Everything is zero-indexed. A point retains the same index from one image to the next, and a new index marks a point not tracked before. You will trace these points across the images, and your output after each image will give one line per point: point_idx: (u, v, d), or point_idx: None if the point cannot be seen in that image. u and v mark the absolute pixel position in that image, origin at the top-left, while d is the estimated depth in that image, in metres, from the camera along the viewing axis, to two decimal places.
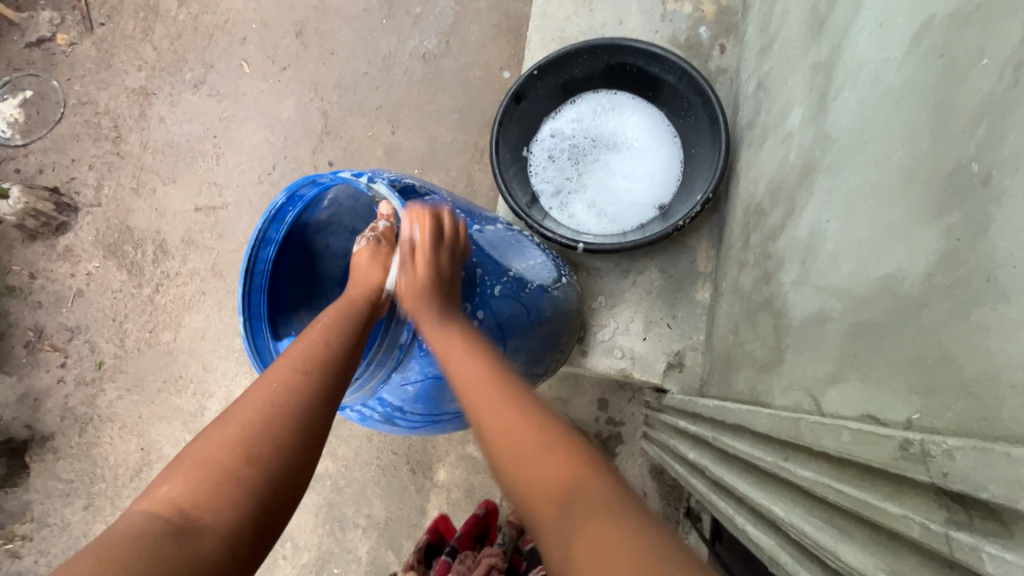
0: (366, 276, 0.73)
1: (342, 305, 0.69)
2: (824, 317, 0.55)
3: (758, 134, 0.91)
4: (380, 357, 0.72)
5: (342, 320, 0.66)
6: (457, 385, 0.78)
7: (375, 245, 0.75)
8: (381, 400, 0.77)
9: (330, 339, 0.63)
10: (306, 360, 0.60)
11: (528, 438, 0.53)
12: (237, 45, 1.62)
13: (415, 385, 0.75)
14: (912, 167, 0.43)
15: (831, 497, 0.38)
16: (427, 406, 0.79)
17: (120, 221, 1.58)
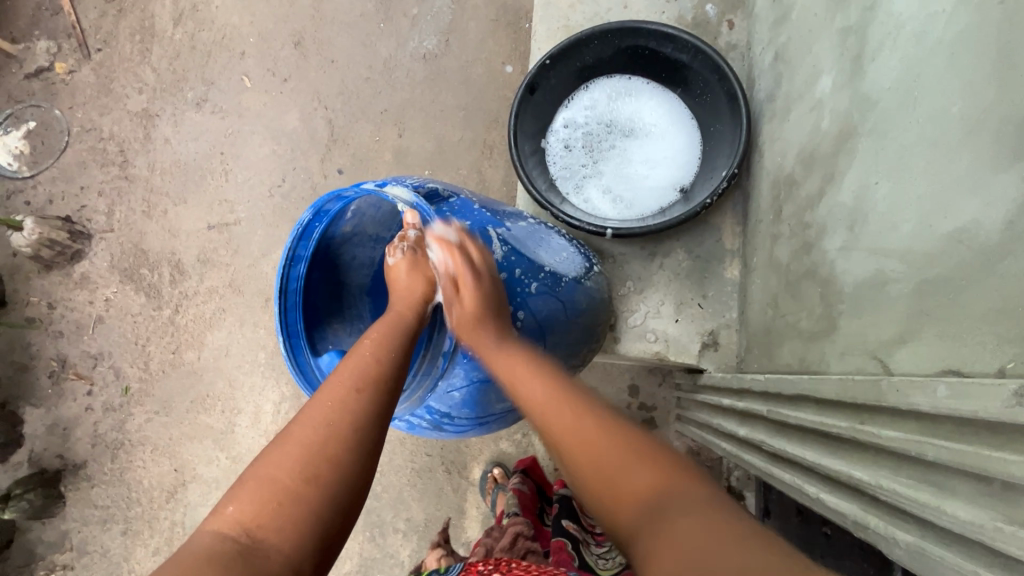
0: (410, 287, 0.72)
1: (388, 322, 0.64)
2: (883, 279, 0.55)
3: (781, 106, 0.91)
4: (425, 367, 0.69)
5: (390, 333, 0.61)
6: (502, 388, 0.73)
7: (412, 256, 0.73)
8: (429, 408, 0.73)
9: (380, 354, 0.58)
10: (359, 377, 0.55)
11: (618, 463, 0.54)
12: (237, 60, 1.61)
13: (463, 391, 0.71)
14: (977, 117, 0.43)
15: (928, 455, 0.37)
16: (475, 410, 0.74)
17: (134, 245, 1.57)
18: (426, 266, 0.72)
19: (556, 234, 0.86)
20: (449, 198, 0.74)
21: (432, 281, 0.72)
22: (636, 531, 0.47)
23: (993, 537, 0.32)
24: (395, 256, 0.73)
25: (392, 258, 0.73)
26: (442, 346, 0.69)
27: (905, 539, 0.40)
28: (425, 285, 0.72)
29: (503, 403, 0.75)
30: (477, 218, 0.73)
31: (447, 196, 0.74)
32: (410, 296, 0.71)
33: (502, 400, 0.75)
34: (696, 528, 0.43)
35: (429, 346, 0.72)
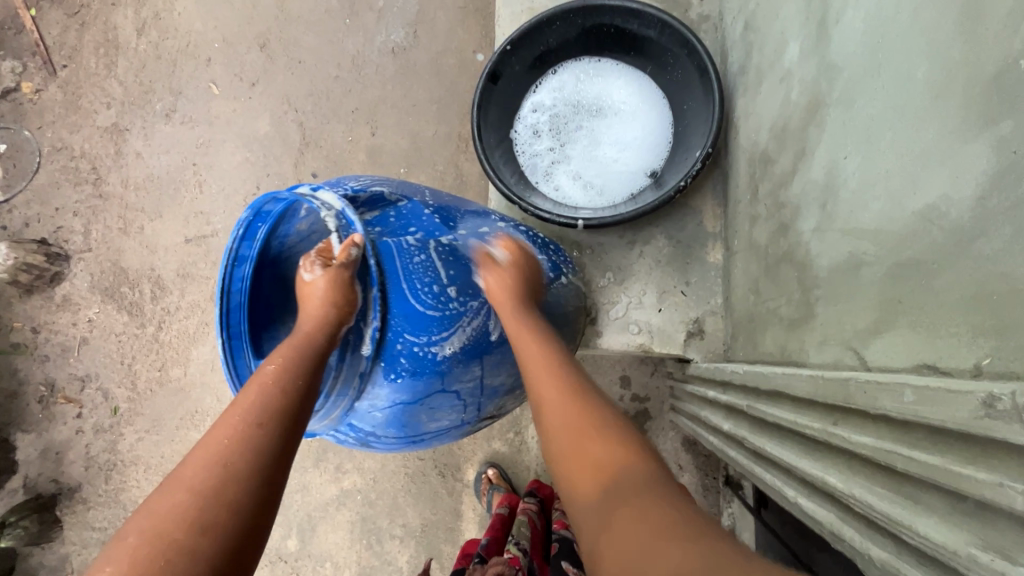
0: (315, 309, 0.59)
1: (290, 343, 0.58)
2: (855, 263, 0.50)
3: (753, 78, 0.85)
4: (339, 388, 0.62)
5: (297, 356, 0.56)
6: (430, 408, 0.66)
7: (333, 275, 0.59)
8: (351, 425, 0.68)
9: (282, 379, 0.54)
10: (260, 410, 0.52)
11: (585, 435, 0.52)
12: (203, 67, 1.57)
13: (385, 412, 0.65)
14: (944, 78, 0.38)
15: (898, 466, 0.33)
16: (403, 429, 0.68)
17: (113, 263, 1.55)
18: (346, 286, 0.60)
19: (524, 239, 0.78)
20: (397, 201, 0.67)
21: (346, 306, 0.60)
22: (588, 510, 0.44)
23: (967, 567, 0.28)
24: (313, 273, 0.61)
25: (308, 273, 0.61)
26: (358, 367, 0.62)
27: (880, 557, 0.36)
28: (336, 307, 0.59)
29: (434, 423, 0.69)
30: (425, 225, 0.65)
31: (396, 200, 0.67)
32: (319, 317, 0.59)
33: (433, 421, 0.68)
34: (647, 511, 0.40)
35: (345, 368, 0.62)
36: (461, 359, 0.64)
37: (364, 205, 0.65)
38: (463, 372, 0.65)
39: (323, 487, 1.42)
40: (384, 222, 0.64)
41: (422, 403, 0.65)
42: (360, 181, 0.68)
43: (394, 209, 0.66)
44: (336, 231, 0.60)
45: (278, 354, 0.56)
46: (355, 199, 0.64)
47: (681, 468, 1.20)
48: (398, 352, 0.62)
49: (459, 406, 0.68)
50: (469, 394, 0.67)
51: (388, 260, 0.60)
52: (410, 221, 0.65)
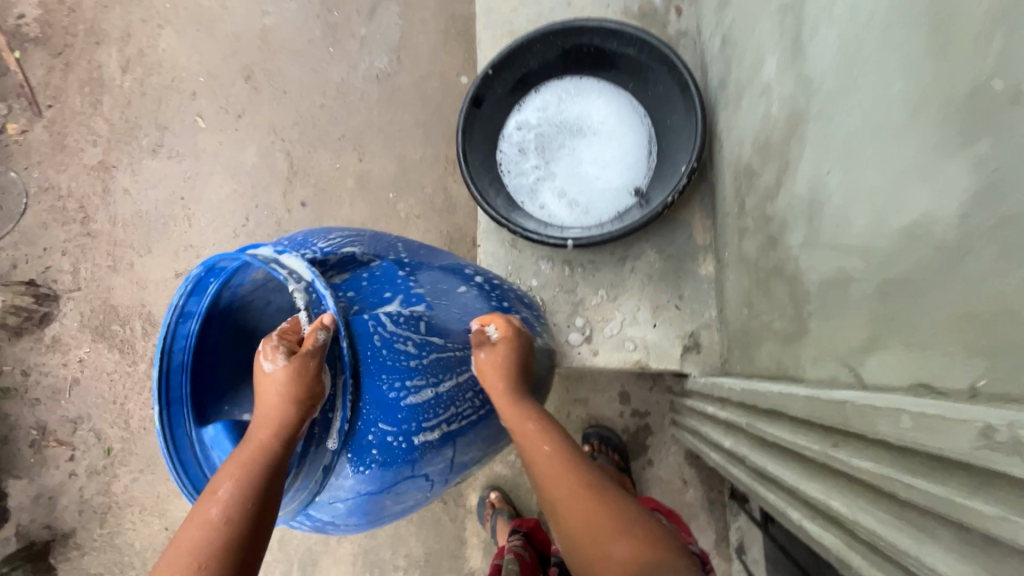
0: (279, 409, 0.51)
1: (238, 462, 0.50)
2: (845, 278, 0.50)
3: (733, 92, 0.86)
4: (299, 483, 0.55)
5: (249, 483, 0.49)
6: (398, 493, 0.62)
7: (300, 363, 0.51)
8: (308, 516, 0.61)
9: (229, 509, 0.48)
10: (202, 551, 0.46)
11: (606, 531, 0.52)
12: (188, 101, 1.57)
13: (348, 503, 0.59)
14: (919, 95, 0.38)
15: (901, 494, 0.32)
16: (364, 516, 0.63)
17: (103, 301, 1.53)
18: (313, 376, 0.52)
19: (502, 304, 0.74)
20: (369, 262, 0.63)
21: (315, 397, 0.53)
22: None
23: None
24: (274, 362, 0.52)
25: (269, 362, 0.52)
26: (322, 460, 0.55)
27: None
28: (299, 403, 0.52)
29: (398, 506, 0.64)
30: (400, 289, 0.61)
31: (368, 261, 0.63)
32: (276, 421, 0.51)
33: (398, 504, 0.64)
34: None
35: (304, 463, 0.55)
36: (435, 444, 0.60)
37: (335, 267, 0.60)
38: (436, 456, 0.61)
39: None
40: (358, 288, 0.59)
41: (390, 490, 0.60)
42: (328, 240, 0.64)
43: (365, 273, 0.62)
44: (303, 309, 0.52)
45: (228, 476, 0.49)
46: (322, 260, 0.60)
47: (685, 483, 1.18)
48: (367, 443, 0.56)
49: (427, 487, 0.64)
50: (439, 475, 0.64)
51: (361, 343, 0.55)
52: (386, 287, 0.61)
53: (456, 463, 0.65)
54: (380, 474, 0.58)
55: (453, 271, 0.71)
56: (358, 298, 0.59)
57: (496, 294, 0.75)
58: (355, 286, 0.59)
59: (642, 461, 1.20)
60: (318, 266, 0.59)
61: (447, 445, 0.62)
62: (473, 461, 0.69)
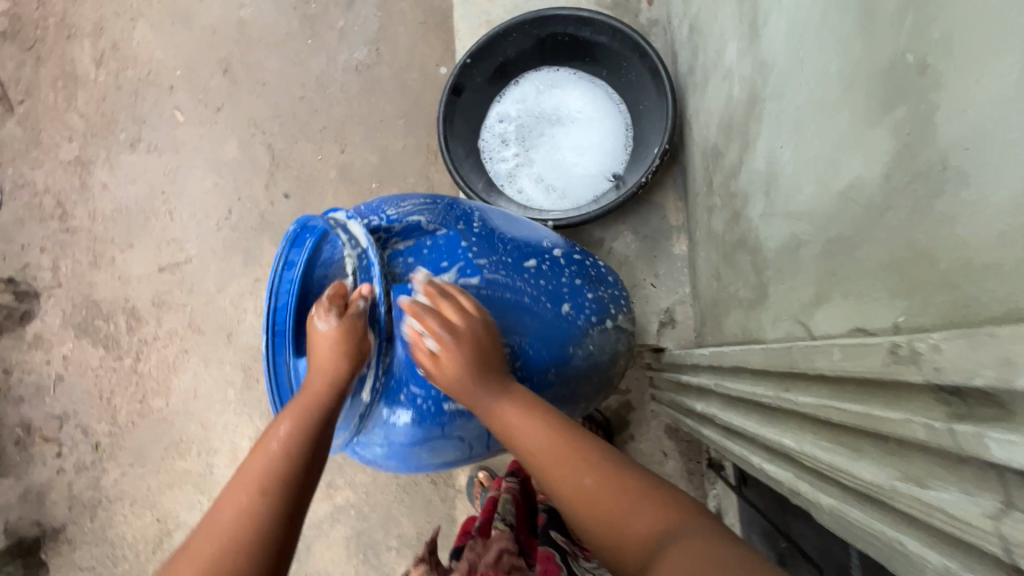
0: (332, 363, 0.54)
1: (299, 404, 0.53)
2: (796, 242, 0.55)
3: (700, 76, 0.90)
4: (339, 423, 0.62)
5: (306, 424, 0.52)
6: (432, 448, 0.65)
7: (350, 323, 0.55)
8: (352, 450, 0.67)
9: (290, 444, 0.51)
10: (266, 479, 0.48)
11: (617, 506, 0.47)
12: (166, 95, 1.57)
13: (384, 449, 0.65)
14: (851, 71, 0.42)
15: (834, 418, 0.37)
16: (401, 464, 0.67)
17: (85, 297, 1.52)
18: (361, 337, 0.55)
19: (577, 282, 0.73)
20: (434, 230, 0.64)
21: (361, 356, 0.55)
22: None
23: (891, 496, 0.31)
24: (325, 322, 0.55)
25: (321, 322, 0.55)
26: (357, 410, 0.59)
27: (827, 502, 0.40)
28: (351, 359, 0.55)
29: (435, 461, 0.68)
30: (457, 260, 0.63)
31: (433, 229, 0.64)
32: (331, 373, 0.54)
33: (435, 459, 0.67)
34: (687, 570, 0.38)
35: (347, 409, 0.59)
36: (464, 411, 0.62)
37: (398, 235, 0.62)
38: (467, 421, 0.63)
39: (315, 505, 1.42)
40: (419, 256, 0.62)
41: (420, 445, 0.64)
42: (397, 208, 0.66)
43: (429, 241, 0.63)
44: (351, 273, 0.59)
45: (289, 416, 0.53)
46: (388, 228, 0.62)
47: (665, 454, 1.24)
48: (401, 399, 0.61)
49: (463, 448, 0.66)
50: (475, 438, 0.66)
51: (401, 308, 0.58)
52: (444, 258, 0.63)
53: (491, 430, 0.66)
54: (413, 428, 0.62)
55: (531, 243, 0.71)
56: (416, 264, 0.62)
57: (571, 271, 0.74)
58: (419, 252, 0.62)
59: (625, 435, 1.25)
60: (383, 233, 0.62)
61: (480, 412, 0.63)
62: None
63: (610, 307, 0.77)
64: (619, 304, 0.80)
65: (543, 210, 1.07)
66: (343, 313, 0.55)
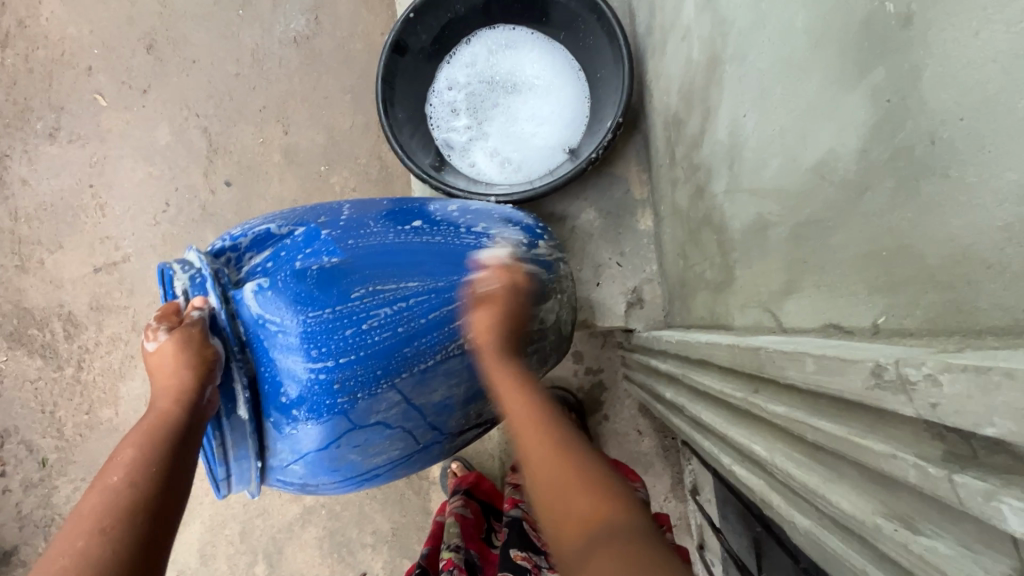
0: (174, 377, 0.46)
1: (144, 426, 0.46)
2: (763, 224, 0.49)
3: (659, 37, 0.83)
4: (236, 453, 0.52)
5: (153, 443, 0.44)
6: (360, 444, 0.54)
7: (183, 332, 0.47)
8: (283, 480, 0.56)
9: (134, 469, 0.43)
10: (101, 513, 0.40)
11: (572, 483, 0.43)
12: (84, 77, 1.41)
13: (303, 462, 0.54)
14: (820, 27, 0.36)
15: (809, 436, 0.32)
16: (338, 475, 0.56)
17: (16, 304, 1.40)
18: (200, 343, 0.47)
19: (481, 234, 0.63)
20: (289, 231, 0.55)
21: (208, 363, 0.47)
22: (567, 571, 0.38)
23: (876, 537, 0.27)
24: (156, 340, 0.48)
25: (151, 342, 0.48)
26: (245, 429, 0.51)
27: (803, 524, 0.36)
28: (196, 369, 0.47)
29: (378, 460, 0.56)
30: (316, 245, 0.53)
31: (289, 231, 0.55)
32: (173, 387, 0.46)
33: (374, 457, 0.56)
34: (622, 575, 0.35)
35: (230, 432, 0.51)
36: (360, 390, 0.52)
37: (250, 250, 0.54)
38: (373, 403, 0.52)
39: (285, 507, 1.37)
40: (276, 259, 0.53)
41: (339, 443, 0.53)
42: (244, 225, 0.57)
43: (285, 242, 0.54)
44: (184, 294, 0.51)
45: (133, 441, 0.45)
46: (234, 246, 0.54)
47: (640, 433, 1.21)
48: (287, 401, 0.51)
49: (398, 436, 0.55)
50: (405, 422, 0.55)
51: (252, 315, 0.50)
52: (300, 249, 0.53)
53: (417, 407, 0.55)
54: (315, 426, 0.52)
55: (418, 211, 0.62)
56: (273, 267, 0.52)
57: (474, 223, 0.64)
58: (273, 254, 0.53)
59: (599, 416, 1.22)
60: (231, 253, 0.54)
61: (379, 388, 0.52)
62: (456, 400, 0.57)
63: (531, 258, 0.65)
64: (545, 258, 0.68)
65: (491, 185, 1.01)
66: (175, 327, 0.48)
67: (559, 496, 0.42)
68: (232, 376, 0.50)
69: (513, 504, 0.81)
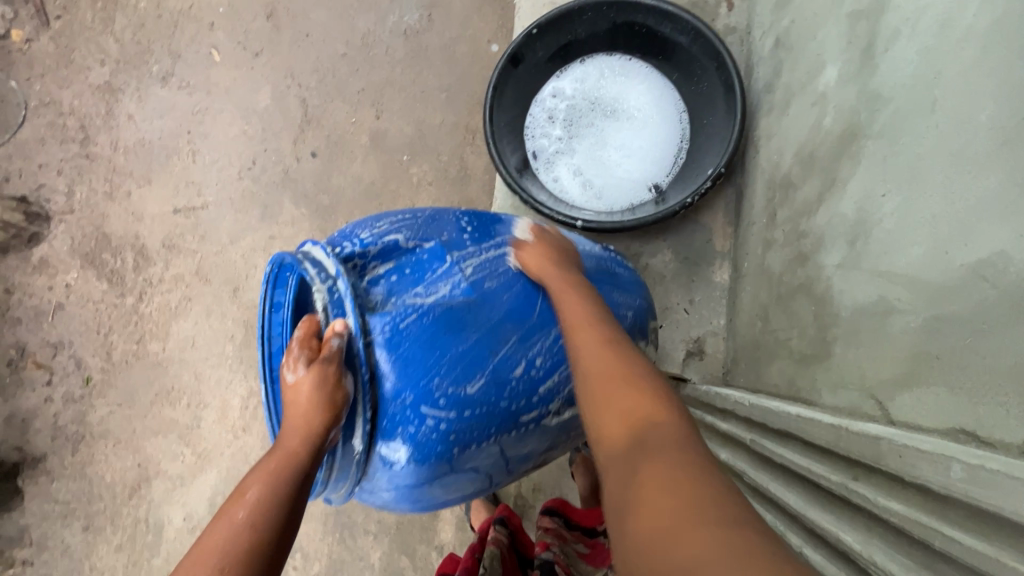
0: (305, 417, 0.50)
1: (272, 461, 0.49)
2: (884, 308, 0.48)
3: (780, 97, 0.82)
4: (335, 475, 0.55)
5: (277, 480, 0.48)
6: (447, 485, 0.57)
7: (320, 370, 0.50)
8: (359, 498, 0.60)
9: (257, 510, 0.46)
10: (226, 549, 0.44)
11: (618, 394, 0.43)
12: (205, 31, 1.49)
13: (390, 494, 0.57)
14: (1015, 126, 0.36)
15: (933, 543, 0.31)
16: (416, 505, 0.59)
17: (96, 228, 1.46)
18: (334, 384, 0.51)
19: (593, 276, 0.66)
20: (415, 248, 0.57)
21: (337, 407, 0.51)
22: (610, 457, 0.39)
23: None
24: (296, 372, 0.52)
25: (292, 373, 0.52)
26: (352, 457, 0.54)
27: None
28: (325, 412, 0.50)
29: (452, 497, 0.60)
30: (447, 277, 0.56)
31: (415, 247, 0.57)
32: (305, 427, 0.50)
33: (449, 494, 0.59)
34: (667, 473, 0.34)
35: (338, 458, 0.55)
36: (471, 442, 0.55)
37: (376, 260, 0.56)
38: (476, 452, 0.56)
39: None
40: (401, 277, 0.56)
41: (430, 483, 0.56)
42: (372, 229, 0.58)
43: (411, 259, 0.57)
44: (323, 309, 0.54)
45: (259, 479, 0.48)
46: (363, 253, 0.56)
47: None
48: (399, 436, 0.53)
49: (479, 479, 0.58)
50: (492, 468, 0.58)
51: (381, 339, 0.52)
52: (428, 277, 0.56)
53: (507, 457, 0.58)
54: (418, 467, 0.54)
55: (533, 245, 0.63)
56: (400, 287, 0.55)
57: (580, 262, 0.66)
58: (400, 271, 0.56)
59: None
60: (358, 261, 0.55)
61: (488, 441, 0.56)
62: (536, 450, 0.61)
63: (630, 322, 0.68)
64: (642, 325, 0.71)
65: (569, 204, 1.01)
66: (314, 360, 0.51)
67: (606, 408, 0.43)
68: (357, 407, 0.53)
69: (545, 546, 0.80)
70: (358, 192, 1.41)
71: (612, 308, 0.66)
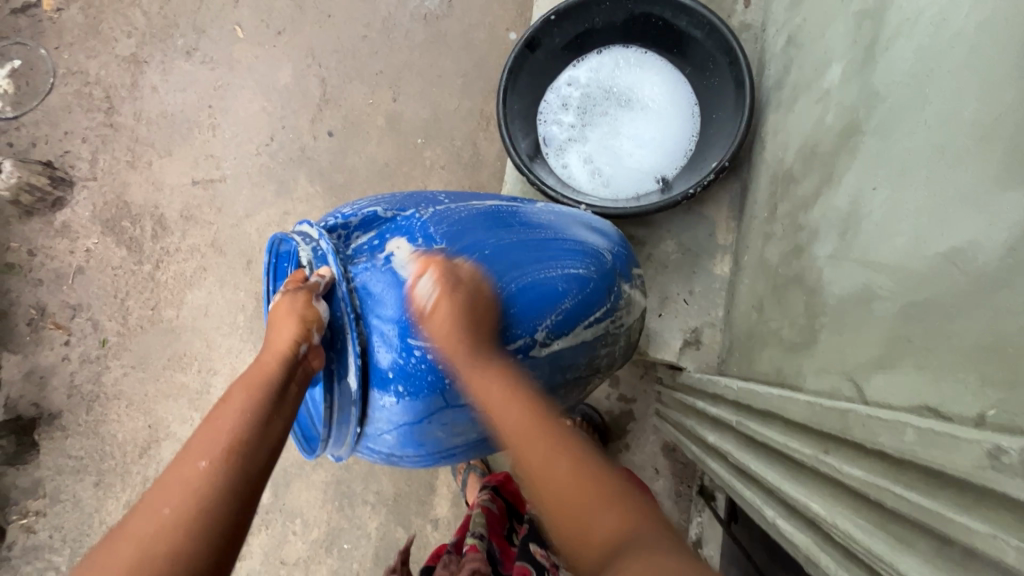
0: (279, 334, 0.52)
1: (254, 376, 0.51)
2: (868, 295, 0.50)
3: (788, 93, 0.84)
4: (338, 417, 0.57)
5: (258, 391, 0.49)
6: (447, 422, 0.59)
7: (288, 293, 0.53)
8: (370, 449, 0.62)
9: (240, 415, 0.47)
10: (211, 447, 0.45)
11: (584, 498, 0.46)
12: (230, 8, 1.52)
13: (394, 434, 0.59)
14: (993, 122, 0.38)
15: (887, 502, 0.33)
16: (422, 448, 0.61)
17: (117, 196, 1.50)
18: (304, 303, 0.53)
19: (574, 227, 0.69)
20: (394, 216, 0.60)
21: (305, 321, 0.52)
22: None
23: None
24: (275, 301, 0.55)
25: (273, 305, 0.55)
26: (350, 398, 0.56)
27: None
28: (291, 326, 0.51)
29: (456, 440, 0.62)
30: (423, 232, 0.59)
31: (393, 216, 0.60)
32: (277, 344, 0.51)
33: (455, 437, 0.61)
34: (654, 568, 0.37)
35: (338, 398, 0.56)
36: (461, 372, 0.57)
37: (358, 230, 0.59)
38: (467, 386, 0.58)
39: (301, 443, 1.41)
40: (383, 240, 0.58)
41: (430, 419, 0.58)
42: (354, 206, 0.62)
43: (390, 225, 0.59)
44: (309, 265, 0.57)
45: (242, 391, 0.49)
46: (345, 224, 0.59)
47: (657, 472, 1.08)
48: (391, 371, 0.56)
49: (479, 420, 0.60)
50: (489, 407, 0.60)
51: (364, 283, 0.56)
52: (407, 235, 0.59)
53: None
54: (413, 402, 0.57)
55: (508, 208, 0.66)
56: (382, 246, 0.58)
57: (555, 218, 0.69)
58: (382, 233, 0.59)
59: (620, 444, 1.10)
60: (341, 231, 0.59)
61: None
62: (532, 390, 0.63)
63: (612, 264, 0.70)
64: (624, 270, 0.72)
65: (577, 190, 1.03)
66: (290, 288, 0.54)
67: (574, 518, 0.45)
68: (347, 345, 0.55)
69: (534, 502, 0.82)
70: (372, 172, 1.44)
71: (590, 253, 0.68)
